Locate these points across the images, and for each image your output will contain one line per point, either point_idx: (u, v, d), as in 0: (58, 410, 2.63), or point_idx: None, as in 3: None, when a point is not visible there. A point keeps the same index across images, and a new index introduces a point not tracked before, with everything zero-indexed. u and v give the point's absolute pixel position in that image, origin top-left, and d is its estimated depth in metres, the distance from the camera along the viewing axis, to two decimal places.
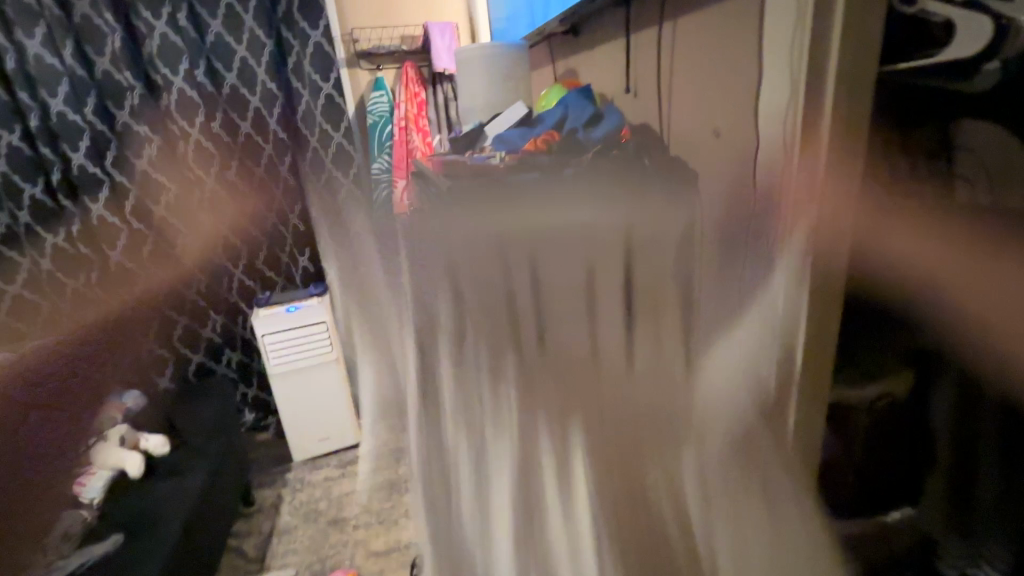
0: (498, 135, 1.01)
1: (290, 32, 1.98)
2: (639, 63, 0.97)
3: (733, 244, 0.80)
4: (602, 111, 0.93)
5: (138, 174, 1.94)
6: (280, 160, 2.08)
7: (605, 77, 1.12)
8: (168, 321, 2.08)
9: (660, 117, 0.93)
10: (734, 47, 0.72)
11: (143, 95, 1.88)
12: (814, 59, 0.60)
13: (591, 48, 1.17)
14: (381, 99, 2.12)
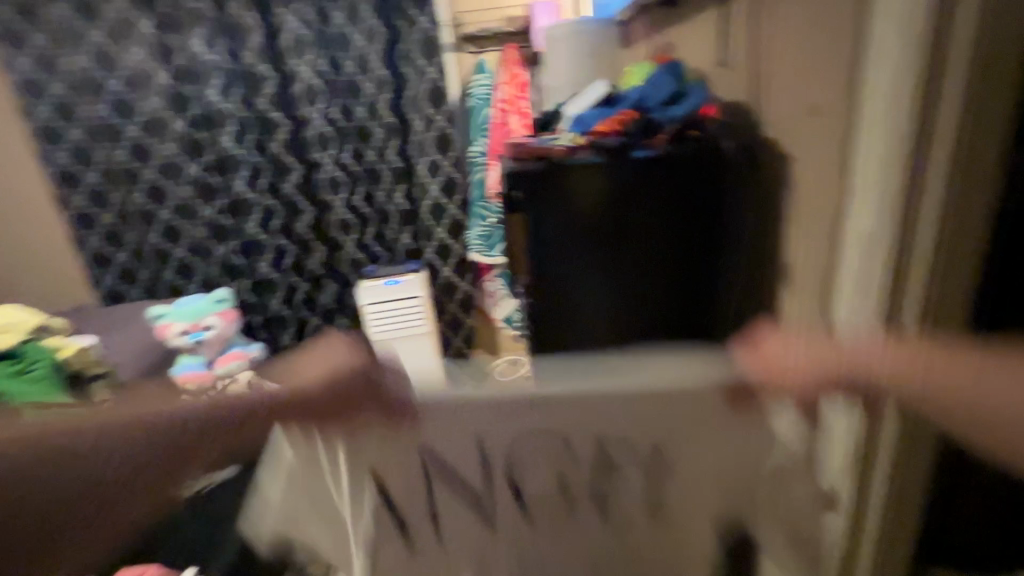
0: (575, 117, 0.99)
1: (402, 20, 2.13)
2: (732, 38, 0.89)
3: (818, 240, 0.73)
4: (682, 89, 0.92)
5: (272, 154, 2.20)
6: (390, 142, 2.26)
7: (695, 55, 1.05)
8: (291, 286, 2.34)
9: (752, 94, 0.85)
10: None
11: (277, 85, 2.12)
12: None
13: (681, 23, 1.10)
14: (483, 81, 2.17)
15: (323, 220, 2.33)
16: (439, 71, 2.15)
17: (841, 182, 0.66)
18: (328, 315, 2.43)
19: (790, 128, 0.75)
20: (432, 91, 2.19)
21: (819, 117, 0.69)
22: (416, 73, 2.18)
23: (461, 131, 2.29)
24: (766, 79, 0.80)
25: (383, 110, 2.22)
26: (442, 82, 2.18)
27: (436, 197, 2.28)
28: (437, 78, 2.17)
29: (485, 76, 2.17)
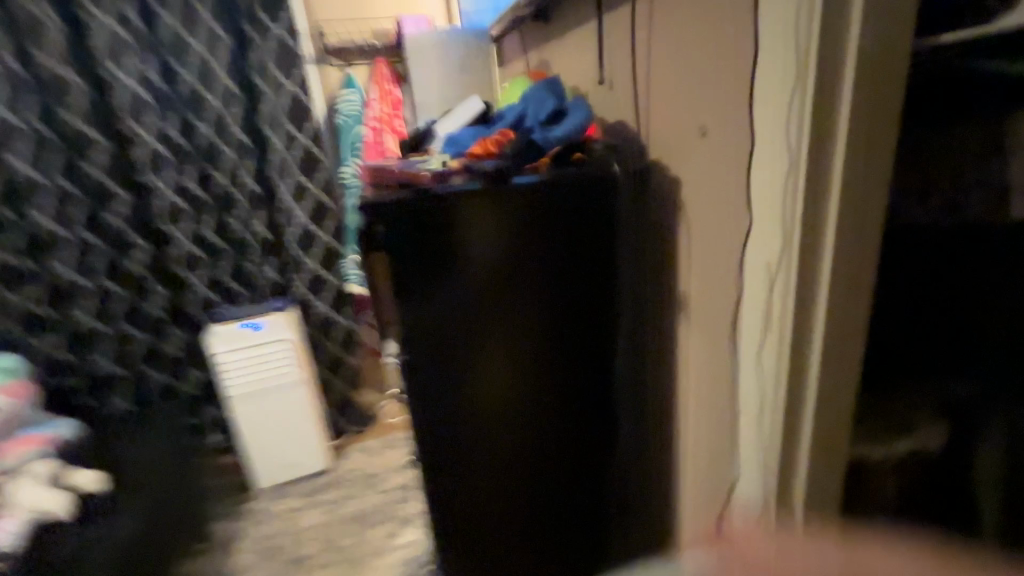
0: (448, 136, 0.86)
1: (250, 26, 1.84)
2: (610, 55, 0.83)
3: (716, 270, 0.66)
4: (567, 107, 0.77)
5: (89, 181, 1.79)
6: (242, 166, 1.94)
7: (573, 71, 0.99)
8: (124, 338, 1.94)
9: (635, 114, 0.79)
10: (703, 43, 0.61)
11: (88, 95, 1.73)
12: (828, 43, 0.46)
13: (559, 38, 1.03)
14: (351, 98, 1.98)
15: (162, 257, 1.95)
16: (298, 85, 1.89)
17: (734, 210, 0.60)
18: (178, 369, 2.05)
19: (674, 154, 0.70)
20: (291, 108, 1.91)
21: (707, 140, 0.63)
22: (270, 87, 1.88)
23: (328, 152, 2.06)
24: (646, 100, 0.74)
25: (232, 129, 1.91)
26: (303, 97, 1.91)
27: (302, 226, 2.01)
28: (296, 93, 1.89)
29: (353, 91, 1.98)
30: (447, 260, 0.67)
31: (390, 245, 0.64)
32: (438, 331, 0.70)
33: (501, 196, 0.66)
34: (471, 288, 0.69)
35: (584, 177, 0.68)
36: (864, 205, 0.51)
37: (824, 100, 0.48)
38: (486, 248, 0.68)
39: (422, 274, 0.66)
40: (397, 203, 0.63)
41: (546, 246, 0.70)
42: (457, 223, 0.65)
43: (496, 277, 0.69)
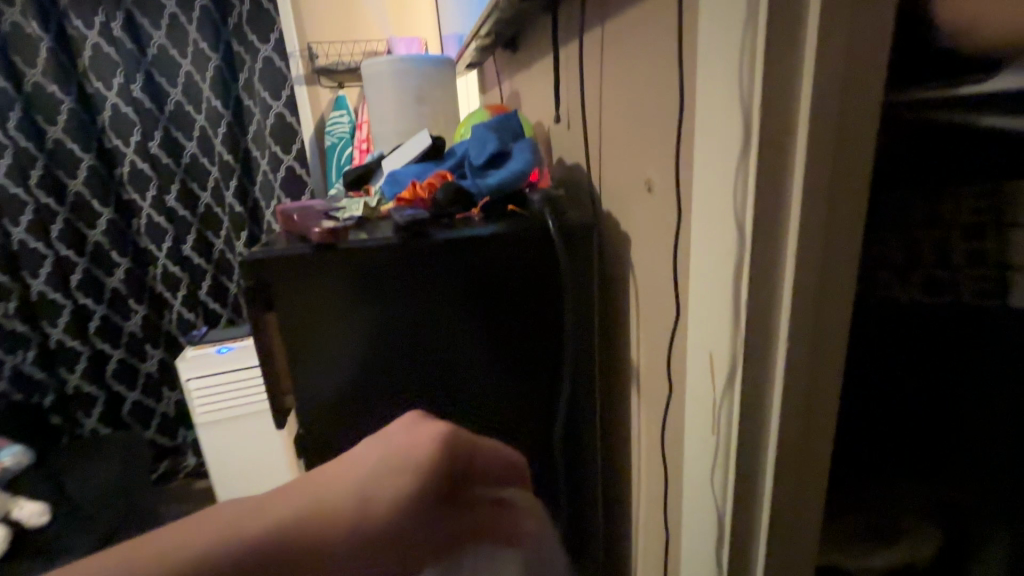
0: (390, 173, 0.78)
1: (240, 45, 1.82)
2: (566, 88, 0.74)
3: (662, 344, 0.57)
4: (511, 147, 0.68)
5: (70, 195, 1.76)
6: (227, 183, 1.90)
7: (538, 102, 0.91)
8: (99, 355, 1.88)
9: (589, 156, 0.70)
10: (648, 81, 0.53)
11: (72, 109, 1.70)
12: (774, 94, 0.37)
13: (527, 66, 0.96)
14: (340, 118, 1.93)
15: (142, 274, 1.90)
16: (285, 104, 1.85)
17: (677, 278, 0.51)
18: (152, 388, 1.98)
19: (623, 207, 0.61)
20: (277, 126, 1.87)
21: (652, 195, 0.54)
22: (257, 105, 1.85)
23: (314, 172, 2.01)
24: (598, 143, 0.66)
25: (217, 146, 1.87)
26: (289, 116, 1.87)
27: None
28: (282, 111, 1.85)
29: (342, 111, 1.94)
30: (346, 319, 0.59)
31: (282, 306, 0.57)
32: (345, 404, 0.62)
33: (413, 249, 0.58)
34: (382, 351, 0.61)
35: (513, 235, 0.60)
36: (826, 287, 0.42)
37: (773, 154, 0.39)
38: (396, 313, 0.60)
39: (317, 333, 0.59)
40: (290, 257, 0.56)
41: (465, 305, 0.61)
42: (356, 277, 0.57)
43: (410, 344, 0.61)
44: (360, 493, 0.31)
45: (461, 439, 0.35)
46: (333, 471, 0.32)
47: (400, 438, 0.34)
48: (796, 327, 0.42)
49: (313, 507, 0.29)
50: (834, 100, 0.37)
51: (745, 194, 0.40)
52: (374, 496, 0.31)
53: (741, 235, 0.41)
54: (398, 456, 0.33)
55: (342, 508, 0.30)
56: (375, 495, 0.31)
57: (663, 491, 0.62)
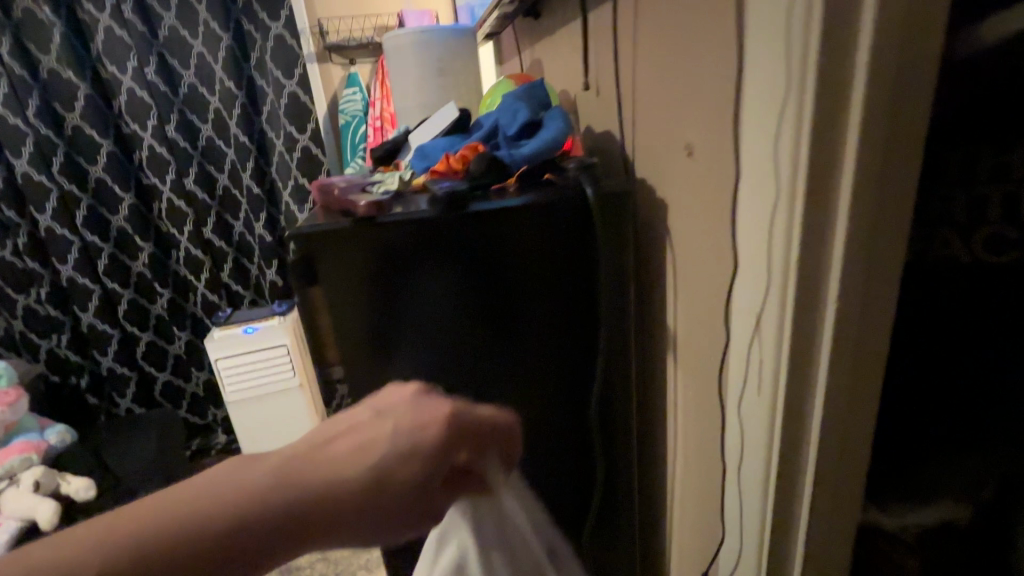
0: (418, 147, 0.78)
1: (250, 23, 1.80)
2: (595, 55, 0.73)
3: (703, 309, 0.57)
4: (542, 116, 0.68)
5: (91, 181, 1.77)
6: (243, 165, 1.90)
7: (564, 72, 0.89)
8: (129, 337, 1.93)
9: (622, 123, 0.69)
10: (688, 43, 0.51)
11: (89, 94, 1.71)
12: (830, 48, 0.36)
13: (551, 35, 0.93)
14: (354, 96, 1.91)
15: (166, 257, 1.93)
16: (297, 83, 1.83)
17: (721, 242, 0.51)
18: (181, 369, 2.03)
19: (660, 174, 0.61)
20: (291, 106, 1.85)
21: (693, 160, 0.53)
22: (270, 85, 1.83)
23: (329, 151, 2.00)
24: (631, 108, 0.65)
25: (232, 128, 1.87)
26: (303, 95, 1.85)
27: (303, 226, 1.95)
28: (295, 91, 1.84)
29: (355, 89, 1.91)
30: (389, 289, 0.60)
31: (324, 278, 0.58)
32: (391, 374, 0.64)
33: (457, 219, 0.58)
34: (426, 319, 0.62)
35: (549, 207, 0.59)
36: (877, 245, 0.41)
37: (830, 113, 0.38)
38: (430, 288, 0.60)
39: (362, 304, 0.60)
40: (334, 230, 0.57)
41: (505, 272, 0.61)
42: (397, 247, 0.58)
43: (442, 318, 0.62)
44: (376, 481, 0.29)
45: (464, 416, 0.34)
46: (343, 444, 0.30)
47: (415, 416, 0.32)
48: (846, 286, 0.42)
49: (329, 500, 0.28)
50: (895, 46, 0.36)
51: (796, 150, 0.39)
52: (389, 480, 0.30)
53: (790, 194, 0.40)
54: (415, 436, 0.31)
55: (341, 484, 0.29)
56: (393, 476, 0.30)
57: (702, 455, 0.62)
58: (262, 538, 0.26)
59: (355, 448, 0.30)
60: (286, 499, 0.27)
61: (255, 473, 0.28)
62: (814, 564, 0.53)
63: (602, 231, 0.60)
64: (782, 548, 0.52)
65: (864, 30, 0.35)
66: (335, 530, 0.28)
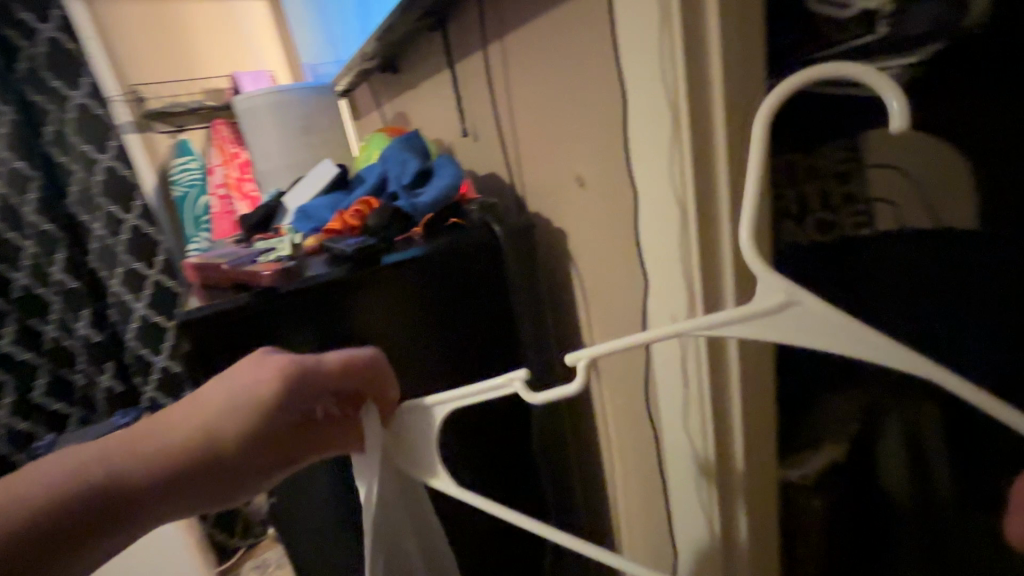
0: (300, 207, 0.74)
1: (36, 89, 1.43)
2: (470, 102, 0.76)
3: (621, 325, 0.60)
4: (431, 164, 0.69)
5: None
6: (51, 258, 1.43)
7: (435, 120, 0.92)
8: None
9: (507, 162, 0.73)
10: (564, 86, 0.55)
11: None
12: (697, 79, 0.40)
13: (413, 87, 0.96)
14: (188, 164, 1.69)
15: None
16: (115, 155, 1.54)
17: (630, 261, 0.54)
18: None
19: (557, 208, 0.65)
20: (109, 183, 1.53)
21: (586, 190, 0.58)
22: (78, 160, 1.48)
23: (165, 228, 1.69)
24: (515, 147, 0.69)
25: (28, 212, 1.39)
26: (124, 169, 1.56)
27: (143, 317, 1.57)
28: (114, 165, 1.54)
29: (189, 156, 1.71)
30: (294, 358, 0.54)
31: (212, 355, 0.53)
32: None
33: (370, 276, 0.56)
34: None
35: (456, 253, 0.60)
36: (756, 243, 0.47)
37: (705, 136, 0.42)
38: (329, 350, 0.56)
39: None
40: (230, 309, 0.52)
41: (422, 316, 0.60)
42: (302, 314, 0.53)
43: None
44: (205, 439, 0.35)
45: (306, 370, 0.38)
46: (178, 410, 0.35)
47: (247, 380, 0.36)
48: (741, 283, 0.47)
49: (160, 462, 0.33)
50: (744, 76, 0.42)
51: (683, 168, 0.43)
52: (219, 441, 0.35)
53: (685, 208, 0.44)
54: (243, 397, 0.36)
55: (193, 445, 0.34)
56: (237, 427, 0.36)
57: (642, 459, 0.66)
58: (103, 506, 0.31)
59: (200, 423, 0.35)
60: (118, 462, 0.32)
61: (91, 446, 0.32)
62: (757, 532, 0.57)
63: (512, 262, 0.62)
64: (731, 528, 0.56)
65: (717, 65, 0.40)
66: (176, 481, 0.34)
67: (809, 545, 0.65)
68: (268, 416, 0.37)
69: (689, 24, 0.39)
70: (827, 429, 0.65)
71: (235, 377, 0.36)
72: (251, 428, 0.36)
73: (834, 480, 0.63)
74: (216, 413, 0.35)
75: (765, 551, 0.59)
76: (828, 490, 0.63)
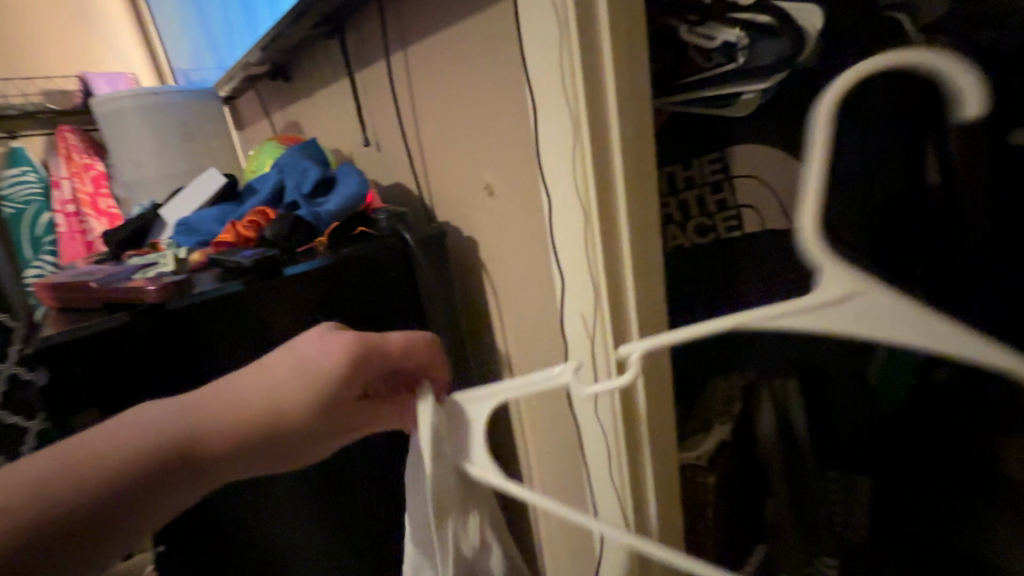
0: (182, 219, 0.67)
1: None
2: (372, 112, 0.75)
3: (534, 327, 0.62)
4: (335, 173, 0.66)
5: None
6: None
7: (333, 129, 0.88)
8: None
9: (413, 172, 0.72)
10: (470, 96, 0.57)
11: None
12: (594, 90, 0.44)
13: (308, 96, 0.92)
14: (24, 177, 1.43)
15: None
16: None
17: (541, 264, 0.56)
18: None
19: (466, 215, 0.66)
20: None
21: (495, 197, 0.60)
22: None
23: None
24: (421, 156, 0.69)
25: None
26: None
27: None
28: None
29: (26, 168, 1.45)
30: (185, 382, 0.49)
31: (71, 385, 0.45)
32: None
33: (271, 288, 0.52)
34: None
35: (364, 260, 0.58)
36: (651, 242, 0.52)
37: (603, 143, 0.46)
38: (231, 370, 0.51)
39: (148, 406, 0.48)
40: (103, 331, 0.46)
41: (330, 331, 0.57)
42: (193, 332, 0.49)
43: None
44: (265, 419, 0.33)
45: (370, 348, 0.36)
46: (246, 376, 0.34)
47: (308, 353, 0.35)
48: (636, 275, 0.51)
49: (216, 435, 0.33)
50: (633, 90, 0.46)
51: (585, 172, 0.46)
52: (280, 417, 0.34)
53: (587, 206, 0.47)
54: (307, 372, 0.34)
55: (255, 418, 0.33)
56: (295, 404, 0.34)
57: (559, 454, 0.68)
58: (148, 484, 0.31)
59: (261, 397, 0.34)
60: (174, 439, 0.32)
61: (143, 427, 0.31)
62: (665, 510, 0.62)
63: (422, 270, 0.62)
64: (643, 510, 0.59)
65: (610, 79, 0.44)
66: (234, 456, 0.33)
67: (706, 521, 0.71)
68: (332, 397, 0.35)
69: (585, 40, 0.43)
70: (717, 409, 0.73)
71: (304, 352, 0.35)
72: (313, 409, 0.34)
73: (726, 455, 0.71)
74: (279, 387, 0.34)
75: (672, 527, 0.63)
76: (722, 464, 0.70)
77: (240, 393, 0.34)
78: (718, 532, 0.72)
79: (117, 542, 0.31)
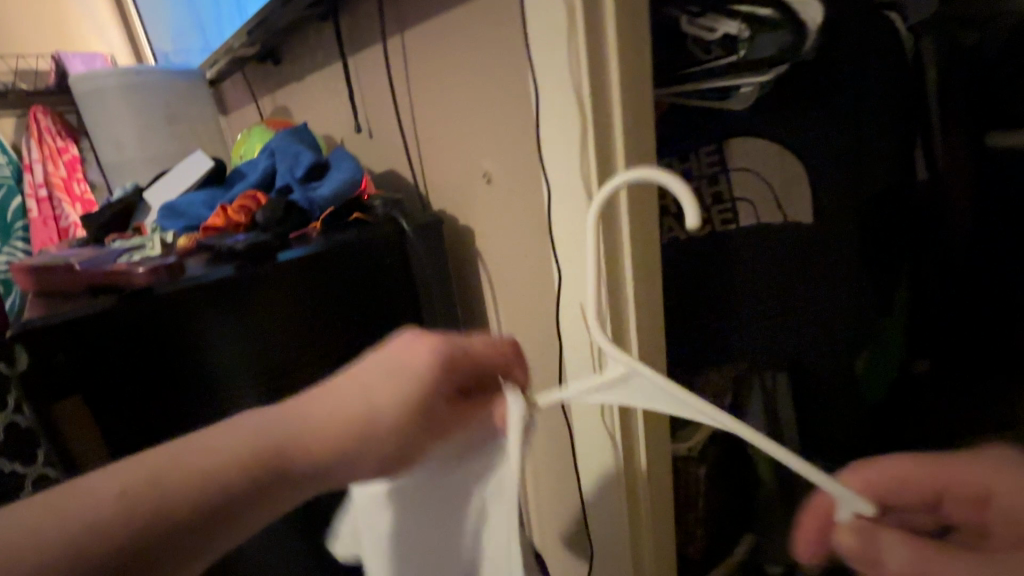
0: (167, 203, 0.65)
1: None
2: (365, 97, 0.74)
3: (531, 317, 0.61)
4: (327, 157, 0.65)
5: None
6: None
7: (324, 115, 0.86)
8: None
9: (408, 159, 0.71)
10: (469, 81, 0.56)
11: None
12: (598, 77, 0.44)
13: (298, 80, 0.90)
14: None
15: None
16: None
17: (540, 253, 0.56)
18: None
19: (463, 203, 0.65)
20: None
21: (494, 185, 0.59)
22: None
23: None
24: (417, 142, 0.68)
25: None
26: None
27: None
28: None
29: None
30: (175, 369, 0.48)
31: (52, 372, 0.43)
32: None
33: (262, 273, 0.51)
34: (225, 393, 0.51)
35: (358, 248, 0.57)
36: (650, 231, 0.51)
37: (607, 130, 0.45)
38: (224, 357, 0.50)
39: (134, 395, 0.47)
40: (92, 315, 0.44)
41: (322, 318, 0.56)
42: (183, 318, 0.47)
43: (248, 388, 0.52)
44: (358, 429, 0.34)
45: (457, 353, 0.36)
46: (343, 383, 0.35)
47: (400, 357, 0.36)
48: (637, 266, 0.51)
49: (304, 447, 0.33)
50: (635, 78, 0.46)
51: (588, 160, 0.46)
52: (371, 427, 0.34)
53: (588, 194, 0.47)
54: (398, 376, 0.35)
55: (354, 426, 0.34)
56: (384, 411, 0.35)
57: (554, 445, 0.68)
58: (234, 497, 0.32)
59: (350, 407, 0.34)
60: (261, 447, 0.33)
61: (233, 430, 0.33)
62: (659, 500, 0.62)
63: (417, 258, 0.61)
64: (637, 500, 0.60)
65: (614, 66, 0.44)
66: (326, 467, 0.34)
67: (697, 512, 0.71)
68: (421, 404, 0.35)
69: (591, 25, 0.42)
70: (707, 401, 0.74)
71: (391, 361, 0.36)
72: (402, 417, 0.35)
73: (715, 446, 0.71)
74: (375, 396, 0.35)
75: (665, 518, 0.64)
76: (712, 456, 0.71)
77: (330, 402, 0.35)
78: (708, 522, 0.72)
79: (217, 542, 0.31)
